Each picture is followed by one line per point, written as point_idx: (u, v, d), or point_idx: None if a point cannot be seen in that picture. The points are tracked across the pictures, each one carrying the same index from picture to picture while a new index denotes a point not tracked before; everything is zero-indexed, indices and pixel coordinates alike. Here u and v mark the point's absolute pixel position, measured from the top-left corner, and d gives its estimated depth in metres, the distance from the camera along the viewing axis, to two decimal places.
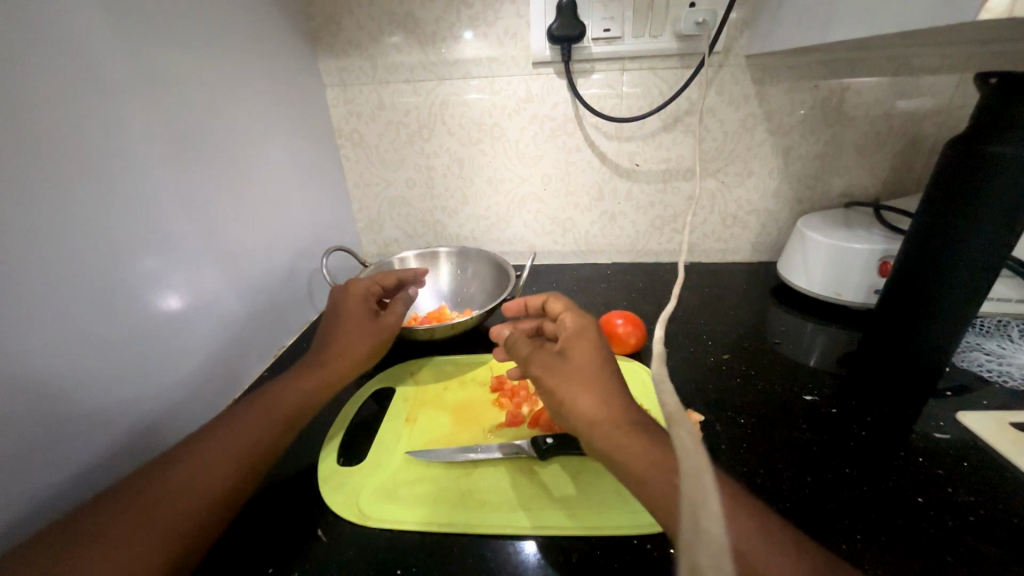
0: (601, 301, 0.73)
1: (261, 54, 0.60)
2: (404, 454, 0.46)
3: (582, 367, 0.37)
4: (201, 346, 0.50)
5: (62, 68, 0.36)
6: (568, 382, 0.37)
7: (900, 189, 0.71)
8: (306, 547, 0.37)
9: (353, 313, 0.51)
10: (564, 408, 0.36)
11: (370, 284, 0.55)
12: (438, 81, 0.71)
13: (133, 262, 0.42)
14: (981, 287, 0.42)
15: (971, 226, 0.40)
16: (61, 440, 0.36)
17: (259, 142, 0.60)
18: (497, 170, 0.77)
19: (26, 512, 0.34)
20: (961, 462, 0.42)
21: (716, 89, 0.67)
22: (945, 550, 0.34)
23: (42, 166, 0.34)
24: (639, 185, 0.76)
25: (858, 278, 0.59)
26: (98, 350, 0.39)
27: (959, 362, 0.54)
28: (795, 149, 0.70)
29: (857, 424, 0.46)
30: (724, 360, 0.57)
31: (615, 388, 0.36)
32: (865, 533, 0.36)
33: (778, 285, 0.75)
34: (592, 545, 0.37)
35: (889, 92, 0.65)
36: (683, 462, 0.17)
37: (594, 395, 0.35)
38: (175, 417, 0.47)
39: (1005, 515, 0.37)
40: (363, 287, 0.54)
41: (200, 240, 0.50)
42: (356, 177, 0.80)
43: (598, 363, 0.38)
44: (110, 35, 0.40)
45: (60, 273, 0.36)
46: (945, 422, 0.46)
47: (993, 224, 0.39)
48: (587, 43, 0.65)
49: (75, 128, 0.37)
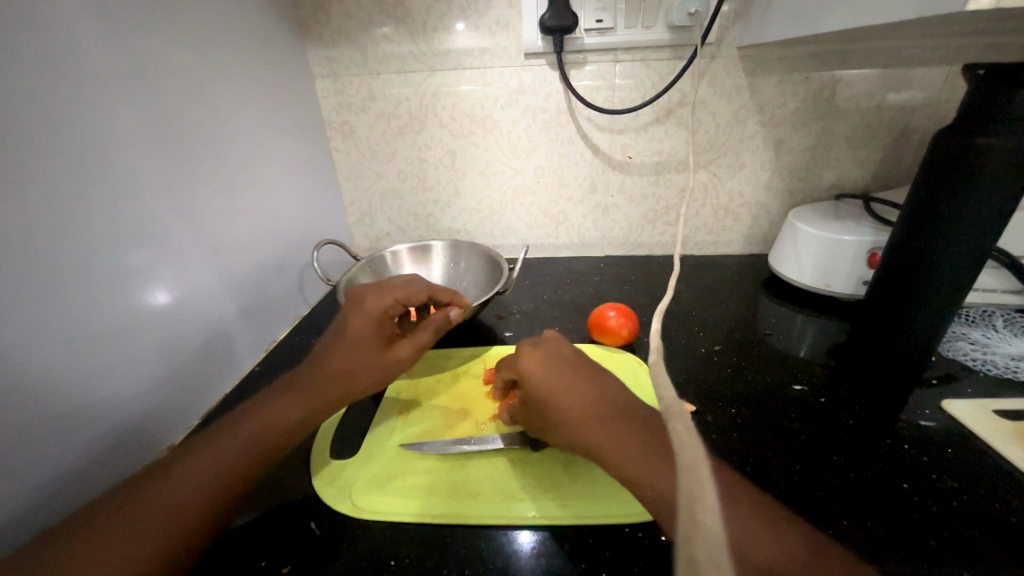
0: (593, 293, 0.73)
1: (249, 43, 0.59)
2: (397, 447, 0.46)
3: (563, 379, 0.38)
4: (191, 340, 0.50)
5: (46, 57, 0.35)
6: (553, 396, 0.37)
7: (889, 182, 0.72)
8: (299, 541, 0.37)
9: (366, 340, 0.45)
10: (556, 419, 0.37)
11: (389, 304, 0.48)
12: (429, 72, 0.70)
13: (119, 255, 0.41)
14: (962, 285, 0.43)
15: (960, 222, 0.40)
16: (48, 436, 0.35)
17: (247, 133, 0.59)
18: (489, 162, 0.76)
19: (14, 509, 0.33)
20: (946, 449, 0.43)
21: (708, 81, 0.67)
22: (929, 535, 0.35)
23: (25, 157, 0.34)
24: (631, 178, 0.76)
25: (847, 269, 0.60)
26: (86, 345, 0.38)
27: (945, 351, 0.55)
28: (786, 142, 0.71)
29: (846, 413, 0.47)
30: (716, 352, 0.58)
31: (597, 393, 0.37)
32: (853, 519, 0.36)
33: (769, 277, 0.75)
34: (585, 535, 0.37)
35: (879, 84, 0.65)
36: None
37: (579, 403, 0.36)
38: (165, 412, 0.47)
39: (987, 501, 0.38)
40: (379, 309, 0.47)
41: (189, 234, 0.49)
42: (347, 170, 0.80)
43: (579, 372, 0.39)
44: (94, 23, 0.39)
45: (45, 266, 0.35)
46: (930, 411, 0.47)
47: (981, 220, 0.40)
48: (580, 34, 0.64)
49: (59, 118, 0.36)
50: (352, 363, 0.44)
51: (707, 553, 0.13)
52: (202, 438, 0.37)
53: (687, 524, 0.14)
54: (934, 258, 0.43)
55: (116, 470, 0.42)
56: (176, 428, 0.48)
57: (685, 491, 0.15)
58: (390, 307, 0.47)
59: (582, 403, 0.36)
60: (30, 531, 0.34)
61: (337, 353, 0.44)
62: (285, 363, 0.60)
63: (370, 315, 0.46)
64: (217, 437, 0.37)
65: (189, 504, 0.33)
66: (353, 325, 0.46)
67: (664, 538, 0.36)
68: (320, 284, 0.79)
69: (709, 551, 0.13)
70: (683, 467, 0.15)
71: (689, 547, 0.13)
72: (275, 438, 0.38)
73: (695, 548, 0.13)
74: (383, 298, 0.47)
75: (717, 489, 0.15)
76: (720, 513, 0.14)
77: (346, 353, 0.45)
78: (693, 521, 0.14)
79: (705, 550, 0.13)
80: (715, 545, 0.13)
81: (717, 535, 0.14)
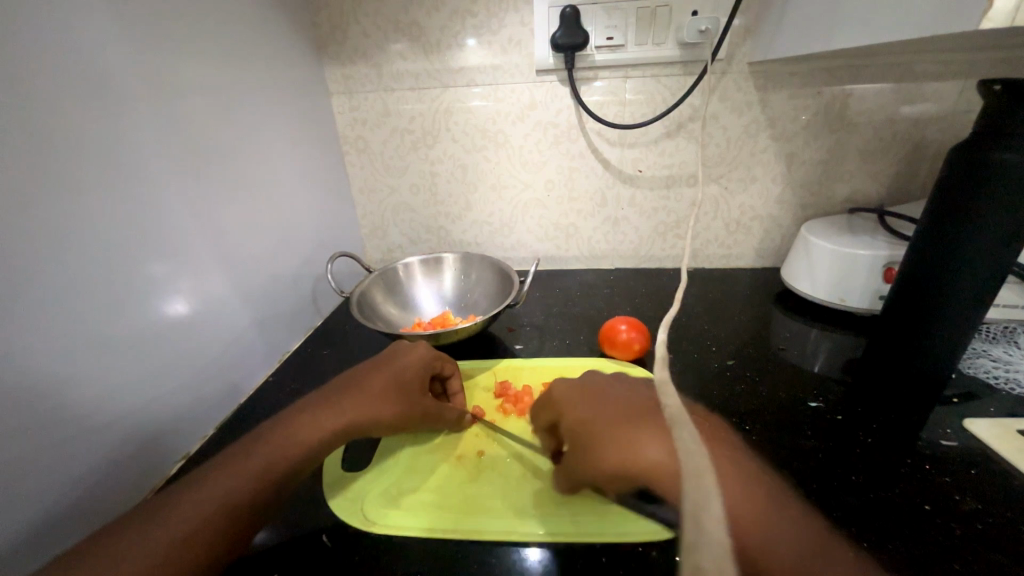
0: (604, 307, 0.73)
1: (267, 62, 0.61)
2: (408, 461, 0.46)
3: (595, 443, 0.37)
4: (206, 350, 0.50)
5: (67, 77, 0.36)
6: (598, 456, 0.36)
7: (904, 194, 0.71)
8: (310, 554, 0.37)
9: (394, 382, 0.45)
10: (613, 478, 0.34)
11: (436, 361, 0.49)
12: (443, 88, 0.71)
13: (141, 266, 0.42)
14: (988, 290, 0.41)
15: (978, 233, 0.40)
16: (66, 445, 0.36)
17: (264, 148, 0.60)
18: (501, 176, 0.77)
19: (33, 518, 0.34)
20: (969, 470, 0.41)
21: (719, 96, 0.67)
22: (954, 559, 0.34)
23: (51, 175, 0.35)
24: (642, 191, 0.76)
25: (863, 284, 0.59)
26: (108, 352, 0.39)
27: (966, 369, 0.53)
28: (797, 156, 0.71)
29: (864, 431, 0.46)
30: (728, 367, 0.57)
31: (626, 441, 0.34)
32: (873, 541, 0.36)
33: (782, 291, 0.75)
34: (596, 553, 0.37)
35: (892, 99, 0.65)
36: None
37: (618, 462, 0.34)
38: (178, 422, 0.47)
39: (1013, 525, 0.36)
40: (428, 364, 0.48)
41: (207, 246, 0.50)
42: (361, 183, 0.81)
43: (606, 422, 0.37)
44: (116, 45, 0.40)
45: (68, 277, 0.36)
46: (952, 430, 0.46)
47: (1005, 230, 0.39)
48: (590, 51, 0.65)
49: (81, 136, 0.37)
50: (386, 390, 0.44)
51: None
52: (202, 471, 0.35)
53: None
54: (957, 267, 0.42)
55: (133, 478, 0.42)
56: (191, 438, 0.49)
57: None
58: (433, 365, 0.48)
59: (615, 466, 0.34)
60: (47, 539, 0.35)
61: (384, 372, 0.45)
62: (298, 374, 0.61)
63: (416, 363, 0.47)
64: (221, 466, 0.35)
65: (199, 533, 0.31)
66: (402, 364, 0.46)
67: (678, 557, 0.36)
68: (333, 295, 0.80)
69: None
70: None
71: None
72: (288, 466, 0.37)
73: None
74: (434, 354, 0.49)
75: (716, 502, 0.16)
76: None
77: (389, 385, 0.44)
78: None
79: None
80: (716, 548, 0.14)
81: None
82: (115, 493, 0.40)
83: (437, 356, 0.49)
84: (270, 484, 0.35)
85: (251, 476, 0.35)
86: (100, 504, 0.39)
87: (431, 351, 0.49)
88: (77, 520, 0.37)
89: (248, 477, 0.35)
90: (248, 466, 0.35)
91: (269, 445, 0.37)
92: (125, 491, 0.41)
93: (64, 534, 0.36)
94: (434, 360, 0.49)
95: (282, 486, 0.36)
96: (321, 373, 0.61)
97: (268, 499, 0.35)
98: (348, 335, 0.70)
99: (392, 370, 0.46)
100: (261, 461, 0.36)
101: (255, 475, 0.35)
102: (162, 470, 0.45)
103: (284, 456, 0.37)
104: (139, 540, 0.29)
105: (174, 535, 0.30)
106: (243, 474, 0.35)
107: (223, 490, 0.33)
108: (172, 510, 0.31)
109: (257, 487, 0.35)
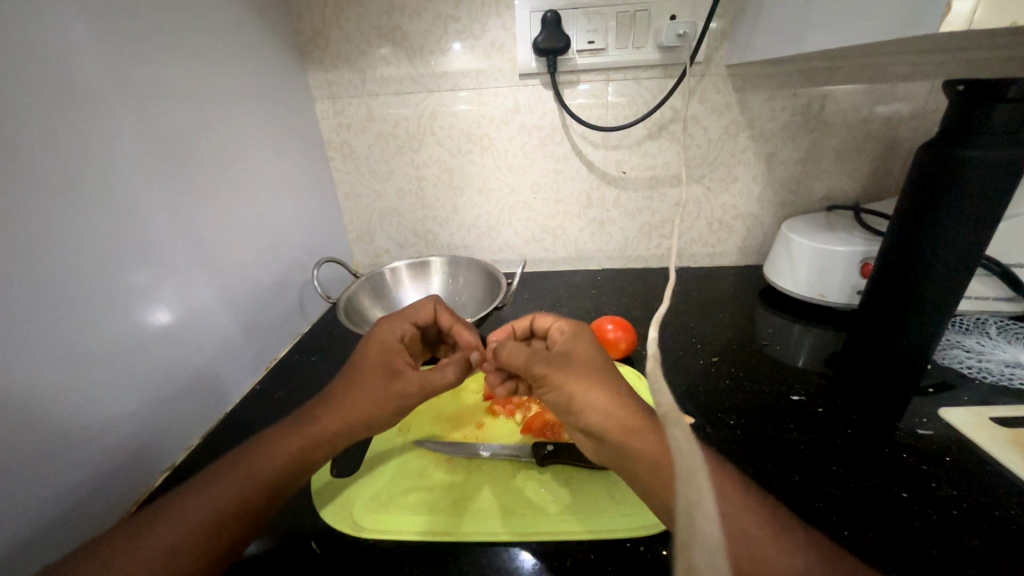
0: (592, 307, 0.73)
1: (249, 68, 0.60)
2: (398, 465, 0.46)
3: (580, 367, 0.38)
4: (190, 362, 0.50)
5: (44, 85, 0.36)
6: (575, 380, 0.37)
7: (879, 191, 0.73)
8: (299, 561, 0.37)
9: (371, 365, 0.43)
10: (576, 404, 0.36)
11: (403, 331, 0.48)
12: (428, 93, 0.71)
13: (122, 276, 0.42)
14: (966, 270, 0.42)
15: (960, 215, 0.40)
16: (48, 459, 0.35)
17: (249, 155, 0.60)
18: (487, 179, 0.78)
19: (17, 535, 0.33)
20: (944, 457, 0.43)
21: (698, 98, 0.69)
22: (930, 544, 0.35)
23: (29, 184, 0.34)
24: (627, 193, 0.77)
25: (840, 279, 0.61)
26: (88, 367, 0.38)
27: (941, 359, 0.55)
28: (777, 155, 0.72)
29: (844, 423, 0.47)
30: (713, 363, 0.58)
31: (620, 383, 0.37)
32: (854, 529, 0.36)
33: (765, 288, 0.76)
34: (585, 551, 0.37)
35: (865, 99, 0.67)
36: (679, 461, 0.16)
37: (603, 391, 0.36)
38: (164, 434, 0.46)
39: (985, 509, 0.38)
40: (395, 336, 0.47)
41: (190, 252, 0.50)
42: (346, 189, 0.81)
43: (599, 359, 0.40)
44: (96, 52, 0.40)
45: (44, 288, 0.35)
46: (927, 419, 0.47)
47: (989, 211, 0.40)
48: (573, 55, 0.66)
49: (55, 145, 0.36)
50: (366, 374, 0.43)
51: (706, 558, 0.13)
52: (191, 484, 0.34)
53: (687, 531, 0.14)
54: (937, 249, 0.42)
55: (118, 491, 0.42)
56: (176, 449, 0.48)
57: (685, 496, 0.15)
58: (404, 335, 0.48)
59: (596, 399, 0.36)
60: (29, 558, 0.34)
61: (364, 359, 0.44)
62: (285, 381, 0.61)
63: (381, 340, 0.46)
64: (210, 479, 0.35)
65: (193, 547, 0.31)
66: (371, 341, 0.46)
67: (666, 552, 0.37)
68: (320, 302, 0.80)
69: (708, 554, 0.13)
70: (683, 474, 0.15)
71: (689, 553, 0.14)
72: (281, 476, 0.36)
73: (695, 557, 0.13)
74: (397, 326, 0.48)
75: (714, 494, 0.15)
76: (719, 518, 0.14)
77: (366, 369, 0.43)
78: (691, 526, 0.14)
79: (704, 558, 0.13)
80: (713, 548, 0.14)
81: (716, 540, 0.14)
82: (99, 507, 0.40)
83: (408, 323, 0.49)
84: (265, 493, 0.35)
85: (235, 496, 0.34)
86: (82, 518, 0.38)
87: (397, 322, 0.48)
88: (60, 536, 0.36)
89: (234, 489, 0.34)
90: (230, 481, 0.35)
91: (257, 452, 0.37)
92: (109, 504, 0.41)
93: (45, 553, 0.35)
94: (403, 329, 0.48)
95: (275, 493, 0.36)
96: (308, 380, 0.61)
97: (262, 509, 0.35)
98: (337, 341, 0.70)
99: (363, 356, 0.45)
100: (241, 481, 0.35)
101: (245, 484, 0.35)
102: (146, 482, 0.44)
103: (268, 466, 0.36)
104: (131, 558, 0.29)
105: (166, 551, 0.30)
106: (234, 485, 0.34)
107: (213, 503, 0.33)
108: (165, 526, 0.31)
109: (251, 497, 0.34)
